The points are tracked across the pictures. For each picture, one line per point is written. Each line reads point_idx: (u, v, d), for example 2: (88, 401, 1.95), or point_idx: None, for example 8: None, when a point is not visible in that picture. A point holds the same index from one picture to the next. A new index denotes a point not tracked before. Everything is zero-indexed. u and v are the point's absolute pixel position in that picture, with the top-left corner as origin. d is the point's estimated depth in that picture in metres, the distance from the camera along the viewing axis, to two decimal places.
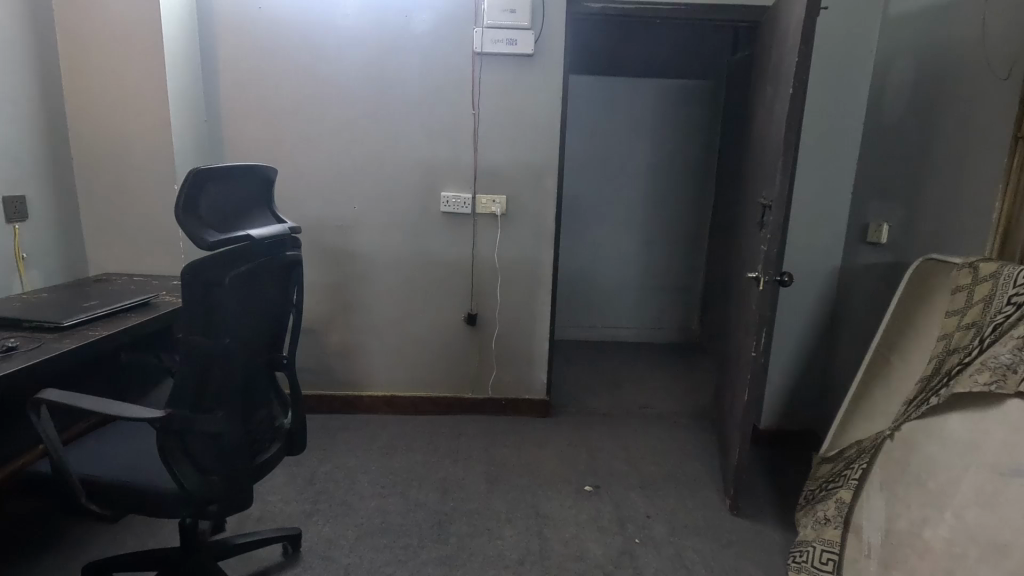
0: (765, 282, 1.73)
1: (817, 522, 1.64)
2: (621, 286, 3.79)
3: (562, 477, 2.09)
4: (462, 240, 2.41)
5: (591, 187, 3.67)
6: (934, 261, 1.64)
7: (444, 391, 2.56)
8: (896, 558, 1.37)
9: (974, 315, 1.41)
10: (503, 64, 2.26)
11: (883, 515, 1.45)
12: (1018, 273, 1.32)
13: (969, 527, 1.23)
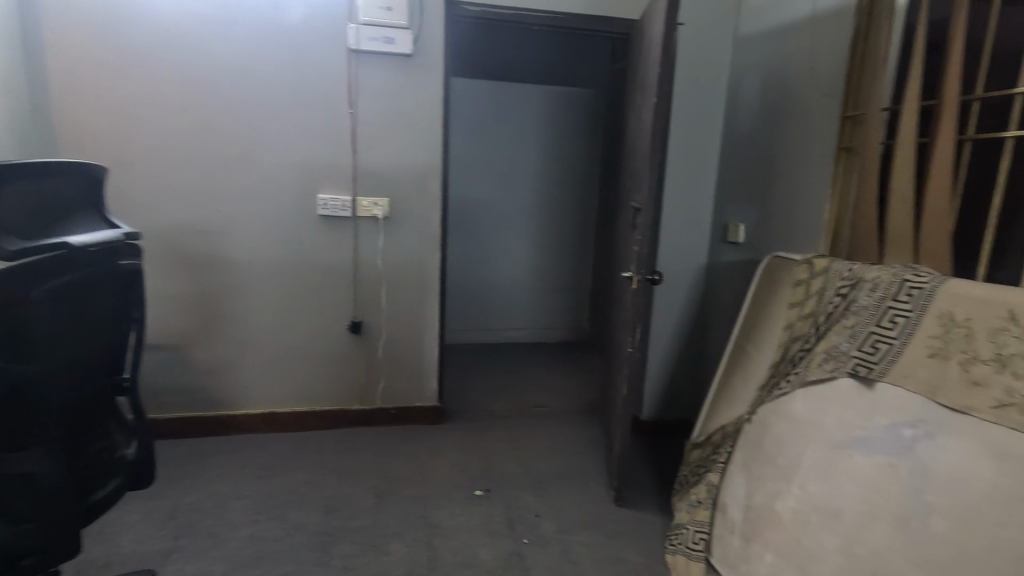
0: (639, 281, 1.82)
1: (691, 505, 1.76)
2: (514, 288, 3.83)
3: (453, 484, 2.06)
4: (343, 244, 2.30)
5: (481, 190, 3.68)
6: (779, 258, 1.81)
7: (328, 404, 2.43)
8: (754, 531, 1.49)
9: (812, 305, 1.59)
10: (381, 62, 2.19)
11: (743, 493, 1.58)
12: (846, 269, 1.51)
13: (812, 496, 1.37)
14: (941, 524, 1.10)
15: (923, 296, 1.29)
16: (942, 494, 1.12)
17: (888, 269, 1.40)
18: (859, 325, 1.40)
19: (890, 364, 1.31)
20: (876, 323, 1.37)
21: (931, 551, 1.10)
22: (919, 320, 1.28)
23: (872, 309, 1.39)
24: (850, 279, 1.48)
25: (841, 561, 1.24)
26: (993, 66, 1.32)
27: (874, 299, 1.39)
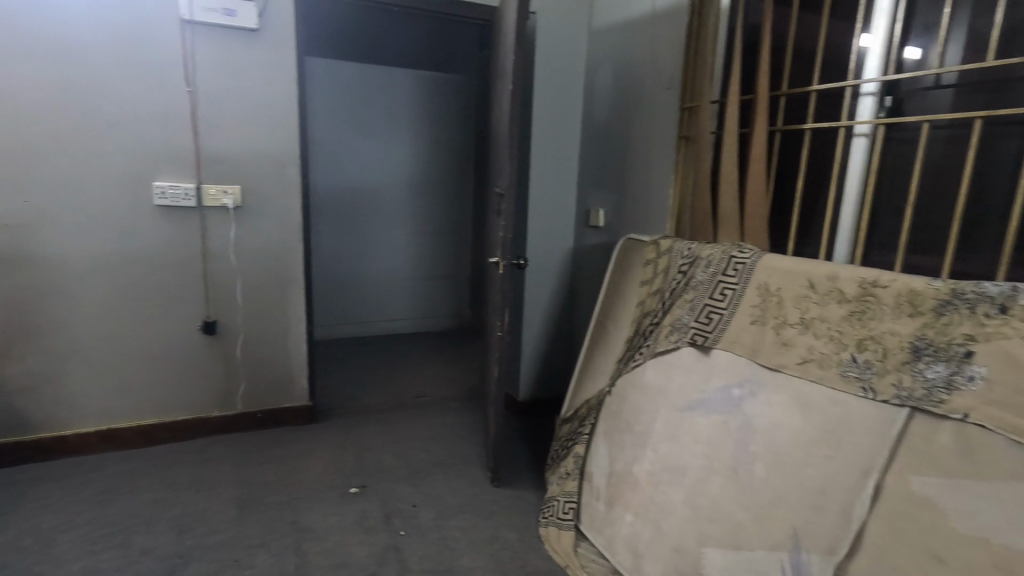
0: (504, 266, 1.85)
1: (561, 477, 1.84)
2: (391, 278, 3.74)
3: (326, 484, 1.97)
4: (187, 236, 2.08)
5: (351, 178, 3.53)
6: (632, 240, 1.94)
7: (181, 414, 2.20)
8: (615, 495, 1.59)
9: (660, 282, 1.73)
10: (221, 37, 2.00)
11: (606, 461, 1.68)
12: (686, 248, 1.65)
13: (662, 457, 1.50)
14: (762, 469, 1.25)
15: (746, 270, 1.45)
16: (762, 443, 1.27)
17: (719, 247, 1.55)
18: (697, 299, 1.55)
19: (722, 332, 1.46)
20: (710, 296, 1.51)
21: (754, 495, 1.25)
22: (743, 292, 1.44)
23: (707, 284, 1.53)
24: (689, 257, 1.63)
25: (686, 512, 1.37)
26: (795, 66, 1.51)
27: (708, 275, 1.54)
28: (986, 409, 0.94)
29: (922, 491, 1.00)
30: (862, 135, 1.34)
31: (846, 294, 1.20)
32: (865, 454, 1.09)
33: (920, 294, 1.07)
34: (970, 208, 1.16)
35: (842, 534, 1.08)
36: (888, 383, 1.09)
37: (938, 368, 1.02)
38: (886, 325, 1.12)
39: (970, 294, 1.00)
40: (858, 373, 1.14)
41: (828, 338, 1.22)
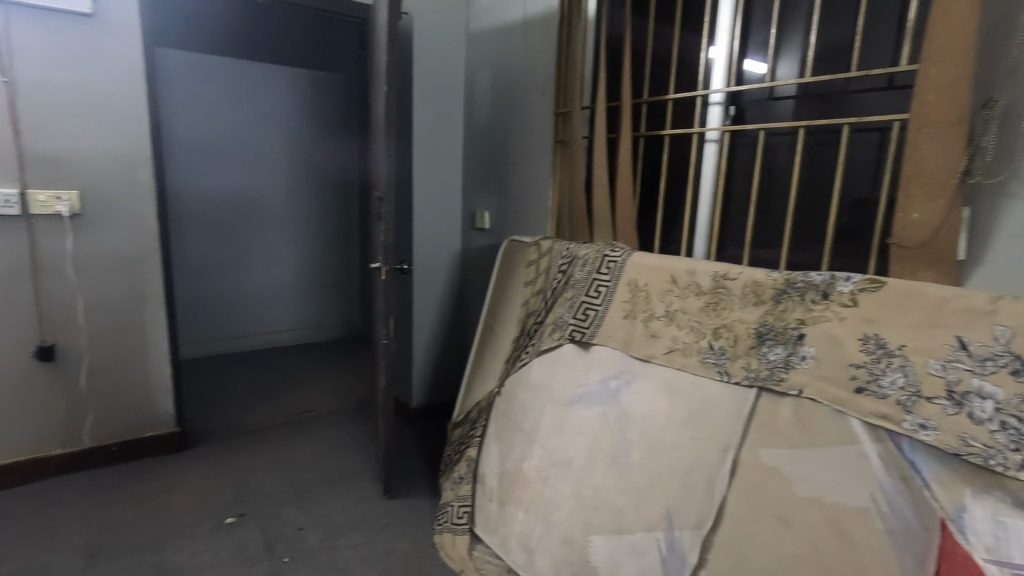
0: (387, 271, 1.80)
1: (455, 482, 1.82)
2: (271, 288, 3.51)
3: (197, 517, 1.80)
4: (11, 249, 1.80)
5: (220, 182, 3.26)
6: (515, 241, 1.97)
7: (12, 455, 1.90)
8: (507, 494, 1.61)
9: (542, 282, 1.77)
10: (46, 20, 1.75)
11: (497, 461, 1.69)
12: (564, 248, 1.71)
13: (550, 452, 1.53)
14: (638, 455, 1.33)
15: (617, 268, 1.53)
16: (638, 431, 1.35)
17: (594, 247, 1.62)
18: (575, 297, 1.61)
19: (599, 328, 1.53)
20: (586, 293, 1.58)
21: (633, 480, 1.32)
22: (616, 288, 1.51)
23: (584, 282, 1.60)
24: (567, 257, 1.69)
25: (573, 504, 1.42)
26: (653, 76, 1.61)
27: (585, 273, 1.61)
28: (816, 385, 1.07)
29: (770, 462, 1.11)
30: (712, 141, 1.46)
31: (702, 287, 1.31)
32: (724, 433, 1.19)
33: (761, 284, 1.19)
34: (800, 206, 1.31)
35: (708, 508, 1.17)
36: (739, 366, 1.20)
37: (778, 350, 1.13)
38: (737, 314, 1.23)
39: (800, 284, 1.12)
40: (715, 358, 1.25)
41: (689, 329, 1.32)
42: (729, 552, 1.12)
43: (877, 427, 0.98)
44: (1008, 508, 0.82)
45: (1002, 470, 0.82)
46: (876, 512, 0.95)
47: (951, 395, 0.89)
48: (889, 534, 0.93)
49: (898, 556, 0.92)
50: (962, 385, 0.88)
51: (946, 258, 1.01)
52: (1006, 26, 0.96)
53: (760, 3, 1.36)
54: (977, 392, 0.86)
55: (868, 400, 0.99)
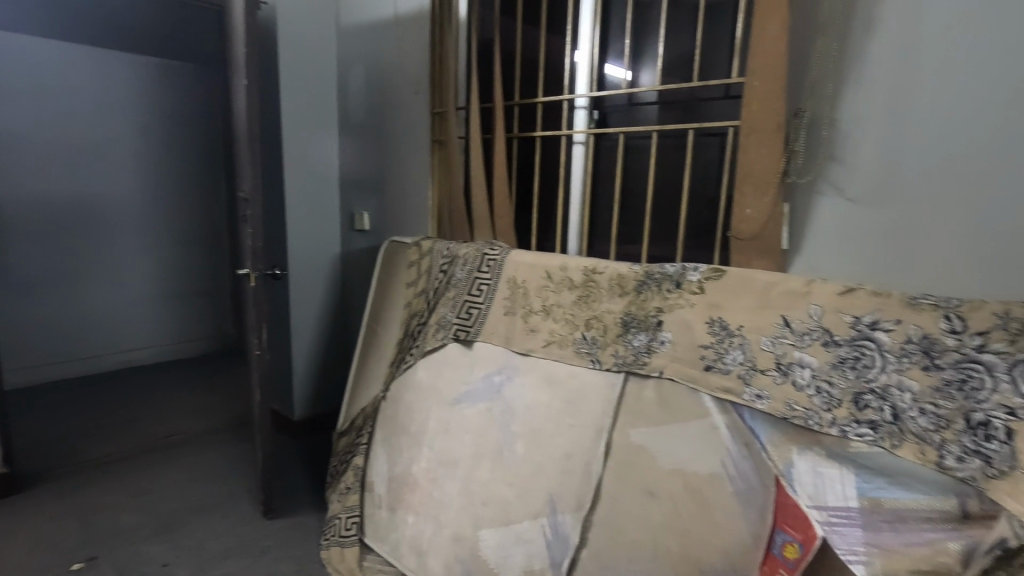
0: (256, 277, 1.69)
1: (341, 494, 1.75)
2: (122, 301, 3.14)
3: (34, 567, 1.57)
4: None
5: (50, 182, 2.84)
6: (395, 242, 1.94)
7: None
8: (396, 499, 1.58)
9: (424, 283, 1.77)
10: None
11: (386, 467, 1.65)
12: (445, 248, 1.72)
13: (438, 453, 1.53)
14: (522, 447, 1.37)
15: (496, 266, 1.56)
16: (521, 423, 1.39)
17: (474, 246, 1.64)
18: (457, 296, 1.62)
19: (481, 325, 1.55)
20: (468, 292, 1.60)
21: (518, 472, 1.35)
22: (495, 286, 1.54)
23: (465, 281, 1.61)
24: (447, 257, 1.70)
25: (462, 501, 1.43)
26: (524, 79, 1.67)
27: (466, 272, 1.62)
28: (674, 366, 1.17)
29: (638, 440, 1.20)
30: (579, 143, 1.55)
31: (574, 281, 1.38)
32: (597, 417, 1.27)
33: (625, 277, 1.28)
34: (658, 203, 1.42)
35: (586, 489, 1.24)
36: (609, 353, 1.28)
37: (641, 336, 1.23)
38: (605, 305, 1.31)
39: (657, 275, 1.23)
40: (588, 348, 1.32)
41: (564, 321, 1.38)
42: (607, 528, 1.20)
43: (724, 400, 1.10)
44: (824, 460, 0.96)
45: (817, 428, 0.96)
46: (726, 477, 1.07)
47: (778, 366, 1.02)
48: (736, 494, 1.05)
49: (743, 512, 1.04)
50: (786, 357, 1.01)
51: (773, 247, 1.15)
52: (809, 47, 1.11)
53: (614, 15, 1.46)
54: (798, 362, 1.00)
55: (715, 377, 1.10)
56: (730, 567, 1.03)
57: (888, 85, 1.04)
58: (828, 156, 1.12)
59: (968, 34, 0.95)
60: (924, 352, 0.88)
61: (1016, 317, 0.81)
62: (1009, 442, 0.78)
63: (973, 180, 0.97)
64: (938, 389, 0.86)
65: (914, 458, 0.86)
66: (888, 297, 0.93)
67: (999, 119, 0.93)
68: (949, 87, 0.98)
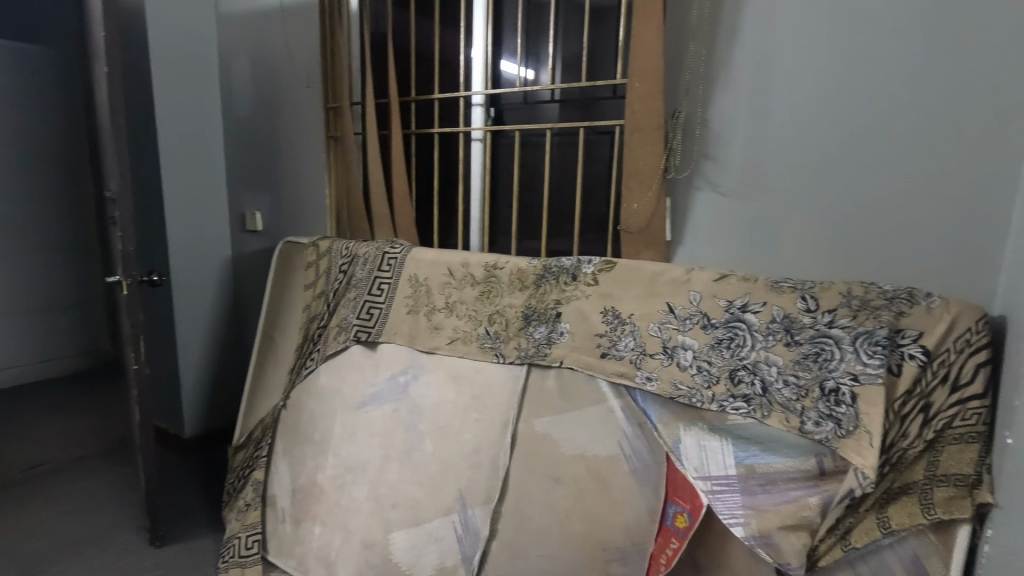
0: (130, 284, 1.54)
1: (240, 512, 1.63)
2: None
3: None
4: None
5: None
6: (291, 243, 1.85)
7: None
8: (301, 510, 1.52)
9: (323, 284, 1.70)
10: None
11: (288, 478, 1.58)
12: (343, 247, 1.67)
13: (343, 459, 1.48)
14: (431, 445, 1.36)
15: (398, 264, 1.53)
16: (429, 421, 1.38)
17: (374, 245, 1.60)
18: (358, 297, 1.57)
19: (383, 325, 1.52)
20: (369, 292, 1.55)
21: (427, 470, 1.35)
22: (397, 284, 1.52)
23: (365, 281, 1.57)
24: (346, 256, 1.65)
25: (371, 505, 1.39)
26: (419, 75, 1.65)
27: (366, 272, 1.58)
28: (572, 355, 1.22)
29: (542, 429, 1.23)
30: (477, 140, 1.56)
31: (476, 277, 1.39)
32: (502, 410, 1.29)
33: (524, 271, 1.31)
34: (554, 199, 1.47)
35: (495, 481, 1.26)
36: (511, 346, 1.31)
37: (541, 328, 1.26)
38: (507, 300, 1.33)
39: (555, 268, 1.27)
40: (491, 342, 1.34)
41: (467, 317, 1.39)
42: (516, 517, 1.22)
43: (618, 384, 1.16)
44: (707, 433, 1.04)
45: (700, 405, 1.04)
46: (622, 457, 1.13)
47: (665, 350, 1.09)
48: (632, 473, 1.12)
49: (640, 489, 1.11)
50: (671, 341, 1.09)
51: (658, 239, 1.24)
52: (681, 51, 1.20)
53: (506, 13, 1.48)
54: (682, 345, 1.08)
55: (610, 363, 1.16)
56: (629, 541, 1.10)
57: (751, 91, 1.14)
58: (703, 154, 1.21)
59: (816, 48, 1.08)
60: (785, 330, 0.98)
61: (857, 295, 0.94)
62: (854, 405, 0.89)
63: (822, 177, 1.09)
64: (798, 361, 0.96)
65: (781, 425, 0.95)
66: (755, 282, 1.03)
67: (841, 126, 1.07)
68: (800, 94, 1.10)
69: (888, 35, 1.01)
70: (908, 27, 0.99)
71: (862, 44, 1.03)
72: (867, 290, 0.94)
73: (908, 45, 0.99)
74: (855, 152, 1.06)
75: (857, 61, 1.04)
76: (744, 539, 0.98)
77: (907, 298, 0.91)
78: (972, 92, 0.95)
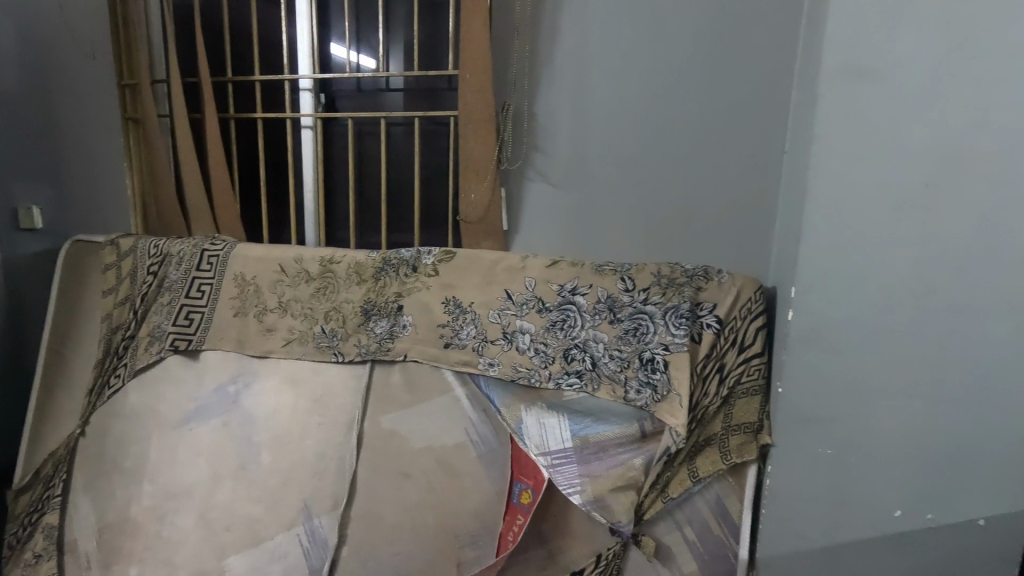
0: None
1: (28, 565, 1.36)
2: None
3: None
4: None
5: None
6: (83, 243, 1.53)
7: None
8: (112, 551, 1.31)
9: (128, 289, 1.44)
10: None
11: (92, 517, 1.35)
12: (150, 245, 1.43)
13: (164, 486, 1.31)
14: (268, 457, 1.25)
15: (220, 262, 1.35)
16: (264, 431, 1.27)
17: (189, 242, 1.38)
18: (172, 301, 1.36)
19: (206, 331, 1.34)
20: (185, 295, 1.35)
21: (264, 485, 1.24)
22: (221, 285, 1.34)
23: (180, 283, 1.36)
24: (154, 256, 1.41)
25: (201, 532, 1.25)
26: (235, 53, 1.49)
27: (181, 272, 1.36)
28: (416, 347, 1.20)
29: (389, 426, 1.21)
30: (307, 127, 1.46)
31: (309, 272, 1.29)
32: (346, 410, 1.23)
33: (363, 264, 1.26)
34: (392, 190, 1.44)
35: (342, 485, 1.20)
36: (352, 344, 1.25)
37: (383, 323, 1.23)
38: (344, 295, 1.26)
39: (394, 260, 1.24)
40: (330, 341, 1.26)
41: (301, 316, 1.29)
42: (365, 519, 1.18)
43: (462, 373, 1.17)
44: (546, 412, 1.10)
45: (538, 384, 1.09)
46: (470, 443, 1.16)
47: (505, 336, 1.13)
48: (479, 458, 1.14)
49: (487, 473, 1.14)
50: (510, 326, 1.13)
51: (495, 229, 1.27)
52: (508, 45, 1.23)
53: None
54: (520, 329, 1.12)
55: (453, 352, 1.17)
56: (481, 524, 1.13)
57: (572, 88, 1.22)
58: (533, 146, 1.26)
59: (626, 50, 1.18)
60: (609, 309, 1.07)
61: (665, 274, 1.06)
62: (667, 371, 1.00)
63: (635, 168, 1.22)
64: (620, 337, 1.05)
65: (609, 396, 1.04)
66: (581, 267, 1.10)
67: (648, 122, 1.20)
68: (615, 93, 1.20)
69: (681, 47, 1.16)
70: (695, 42, 1.15)
71: (662, 49, 1.17)
72: (673, 269, 1.06)
73: (696, 55, 1.15)
74: (660, 147, 1.20)
75: (659, 68, 1.17)
76: (582, 505, 1.05)
77: (703, 274, 1.04)
78: (744, 100, 1.14)
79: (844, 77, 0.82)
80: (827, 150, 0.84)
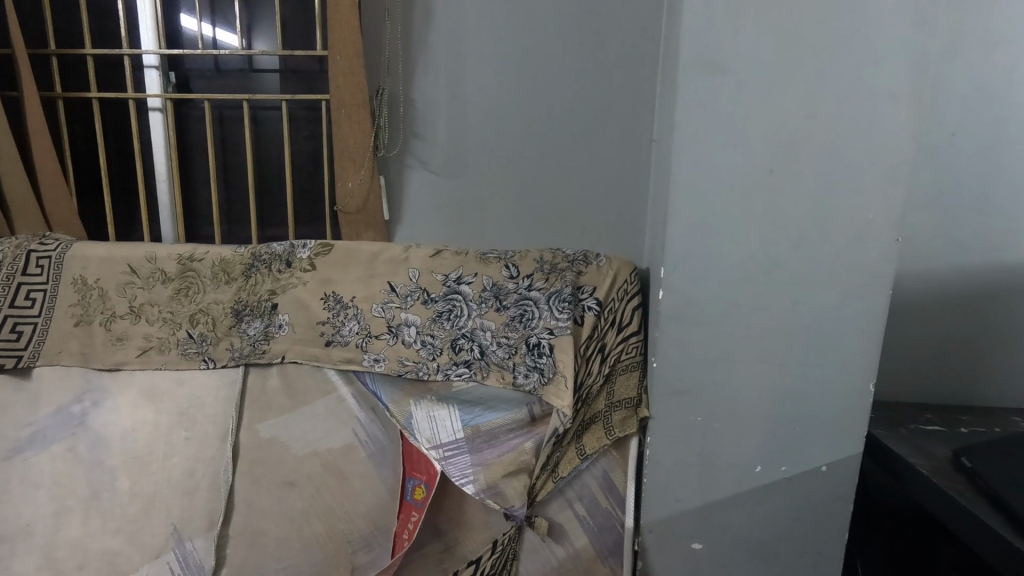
0: None
1: None
2: None
3: None
4: None
5: None
6: None
7: None
8: None
9: None
10: None
11: None
12: None
13: None
14: (127, 481, 1.12)
15: (53, 265, 1.15)
16: (120, 453, 1.12)
17: (10, 241, 1.16)
18: None
19: (41, 345, 1.14)
20: (9, 305, 1.13)
21: (125, 512, 1.11)
22: (56, 291, 1.15)
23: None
24: None
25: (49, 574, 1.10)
26: (58, 21, 1.29)
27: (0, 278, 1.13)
28: (295, 348, 1.13)
29: (268, 434, 1.12)
30: (156, 109, 1.30)
31: (166, 273, 1.15)
32: (217, 421, 1.13)
33: (229, 261, 1.15)
34: (260, 180, 1.33)
35: (217, 503, 1.10)
36: (223, 348, 1.14)
37: (256, 323, 1.13)
38: (209, 296, 1.15)
39: (265, 256, 1.15)
40: (196, 348, 1.14)
41: (158, 322, 1.15)
42: (246, 536, 1.10)
43: (348, 371, 1.12)
44: (436, 404, 1.07)
45: (427, 377, 1.07)
46: (358, 444, 1.12)
47: (390, 330, 1.09)
48: (369, 457, 1.11)
49: (378, 471, 1.11)
50: (395, 320, 1.09)
51: (375, 219, 1.22)
52: (379, 26, 1.18)
53: None
54: (405, 322, 1.09)
55: (336, 350, 1.11)
56: (372, 526, 1.11)
57: (449, 73, 1.20)
58: (411, 133, 1.22)
59: (499, 36, 1.18)
60: (495, 297, 1.07)
61: (547, 260, 1.09)
62: (552, 355, 1.02)
63: (516, 155, 1.23)
64: (507, 323, 1.06)
65: (498, 383, 1.05)
66: (465, 256, 1.10)
67: (526, 109, 1.21)
68: (492, 80, 1.20)
69: (554, 36, 1.17)
70: (567, 30, 1.17)
71: (536, 37, 1.18)
72: (554, 255, 1.10)
73: (569, 44, 1.17)
74: (540, 134, 1.22)
75: (533, 55, 1.18)
76: (476, 495, 1.05)
77: (583, 258, 1.09)
78: (615, 89, 1.19)
79: (698, 70, 0.88)
80: (688, 139, 0.90)
